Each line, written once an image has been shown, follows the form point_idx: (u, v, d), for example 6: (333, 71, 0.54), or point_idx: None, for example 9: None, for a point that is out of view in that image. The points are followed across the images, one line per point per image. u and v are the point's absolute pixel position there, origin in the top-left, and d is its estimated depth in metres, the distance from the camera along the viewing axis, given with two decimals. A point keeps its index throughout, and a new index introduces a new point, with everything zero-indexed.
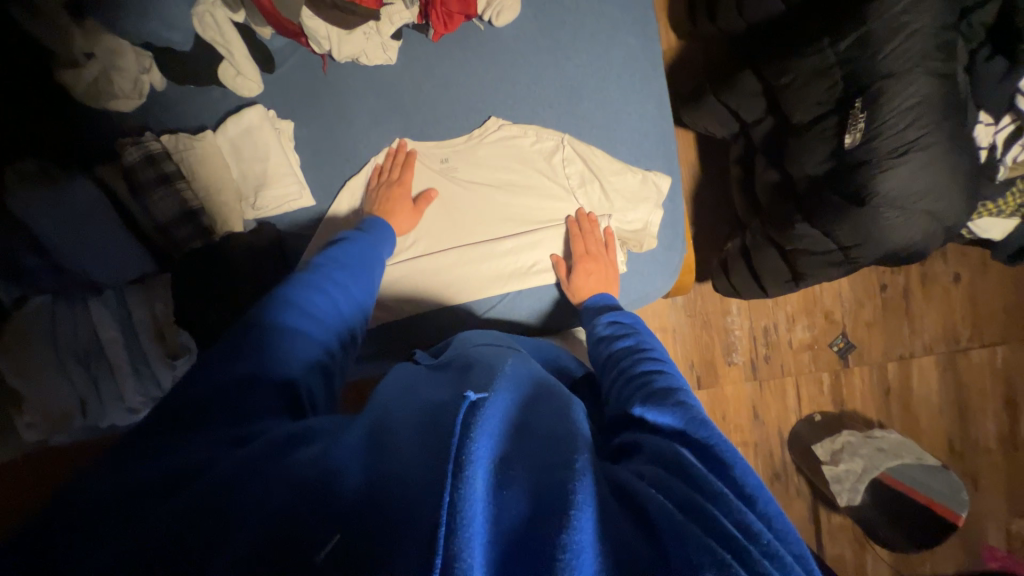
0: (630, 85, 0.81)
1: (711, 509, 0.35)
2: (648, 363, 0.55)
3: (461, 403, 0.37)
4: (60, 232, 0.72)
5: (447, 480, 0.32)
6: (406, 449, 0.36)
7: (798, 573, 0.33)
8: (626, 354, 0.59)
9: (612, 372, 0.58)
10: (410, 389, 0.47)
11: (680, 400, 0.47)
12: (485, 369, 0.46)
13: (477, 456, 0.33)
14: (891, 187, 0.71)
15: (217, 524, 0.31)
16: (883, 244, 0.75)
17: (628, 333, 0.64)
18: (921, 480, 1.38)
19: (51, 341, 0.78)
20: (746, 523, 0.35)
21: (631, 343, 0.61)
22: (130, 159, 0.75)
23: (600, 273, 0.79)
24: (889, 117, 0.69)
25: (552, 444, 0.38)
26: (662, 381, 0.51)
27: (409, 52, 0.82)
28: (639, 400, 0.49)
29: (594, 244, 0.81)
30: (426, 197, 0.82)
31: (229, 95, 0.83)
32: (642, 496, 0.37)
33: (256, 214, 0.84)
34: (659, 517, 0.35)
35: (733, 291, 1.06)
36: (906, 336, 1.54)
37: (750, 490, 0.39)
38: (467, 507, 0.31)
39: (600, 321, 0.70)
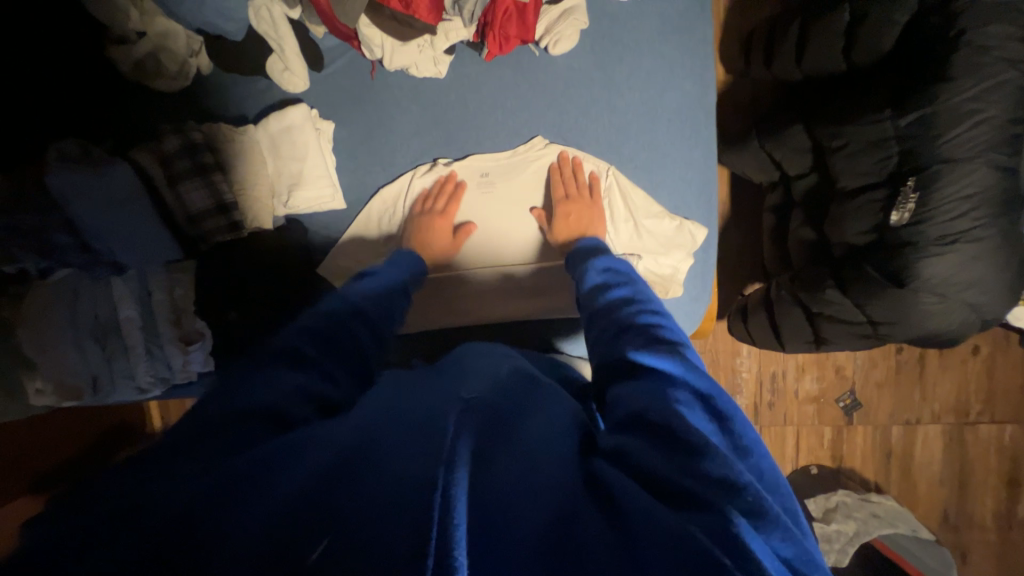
0: (679, 129, 0.79)
1: (697, 477, 0.34)
2: (641, 309, 0.54)
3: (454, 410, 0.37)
4: None
5: (434, 479, 0.32)
6: (399, 444, 0.36)
7: (780, 520, 0.32)
8: (618, 299, 0.57)
9: (604, 316, 0.56)
10: (393, 385, 0.47)
11: (679, 350, 0.47)
12: (481, 374, 0.46)
13: (464, 454, 0.33)
14: (933, 273, 0.69)
15: (225, 524, 0.30)
16: (915, 327, 0.74)
17: (622, 280, 0.62)
18: (912, 550, 1.33)
19: (71, 316, 0.78)
20: (733, 479, 0.33)
21: (625, 292, 0.59)
22: (169, 146, 0.74)
23: (580, 211, 0.79)
24: (942, 204, 0.68)
25: (544, 449, 0.37)
26: (660, 330, 0.50)
27: (458, 68, 0.80)
28: (637, 347, 0.48)
29: (575, 185, 0.80)
30: (466, 230, 0.83)
31: (273, 89, 0.82)
32: (621, 488, 0.34)
33: (286, 211, 0.83)
34: (631, 504, 0.33)
35: (750, 341, 1.05)
36: (915, 402, 1.52)
37: (745, 444, 0.39)
38: (458, 506, 0.31)
39: (593, 266, 0.66)
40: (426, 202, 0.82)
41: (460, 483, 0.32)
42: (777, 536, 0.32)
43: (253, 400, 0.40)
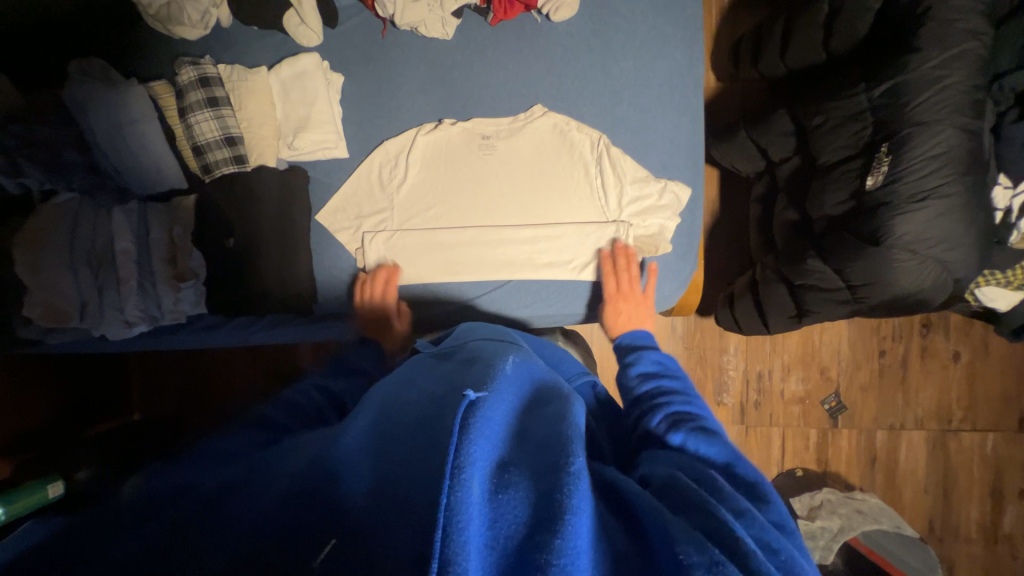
0: (669, 98, 0.85)
1: (717, 514, 0.38)
2: (684, 399, 0.59)
3: (461, 404, 0.38)
4: (107, 134, 0.75)
5: (444, 479, 0.33)
6: (402, 451, 0.39)
7: None
8: (663, 385, 0.62)
9: (649, 401, 0.60)
10: (413, 380, 0.50)
11: (724, 440, 0.53)
12: (483, 368, 0.46)
13: (473, 458, 0.35)
14: (906, 231, 0.73)
15: (231, 530, 0.35)
16: (891, 286, 0.77)
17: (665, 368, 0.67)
18: (893, 551, 1.34)
19: (66, 240, 0.78)
20: (768, 541, 0.38)
21: (669, 377, 0.64)
22: (184, 78, 0.79)
23: (631, 309, 0.80)
24: (913, 164, 0.72)
25: (545, 452, 0.38)
26: (705, 420, 0.56)
27: (466, 33, 0.86)
28: (685, 430, 0.52)
29: (631, 284, 0.83)
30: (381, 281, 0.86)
31: (288, 42, 0.87)
32: (639, 504, 0.39)
33: (290, 154, 0.86)
34: (653, 525, 0.37)
35: (734, 325, 1.07)
36: (898, 407, 1.53)
37: (781, 520, 0.43)
38: (464, 507, 0.32)
39: (637, 349, 0.70)
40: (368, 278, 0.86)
41: (466, 489, 0.33)
42: None
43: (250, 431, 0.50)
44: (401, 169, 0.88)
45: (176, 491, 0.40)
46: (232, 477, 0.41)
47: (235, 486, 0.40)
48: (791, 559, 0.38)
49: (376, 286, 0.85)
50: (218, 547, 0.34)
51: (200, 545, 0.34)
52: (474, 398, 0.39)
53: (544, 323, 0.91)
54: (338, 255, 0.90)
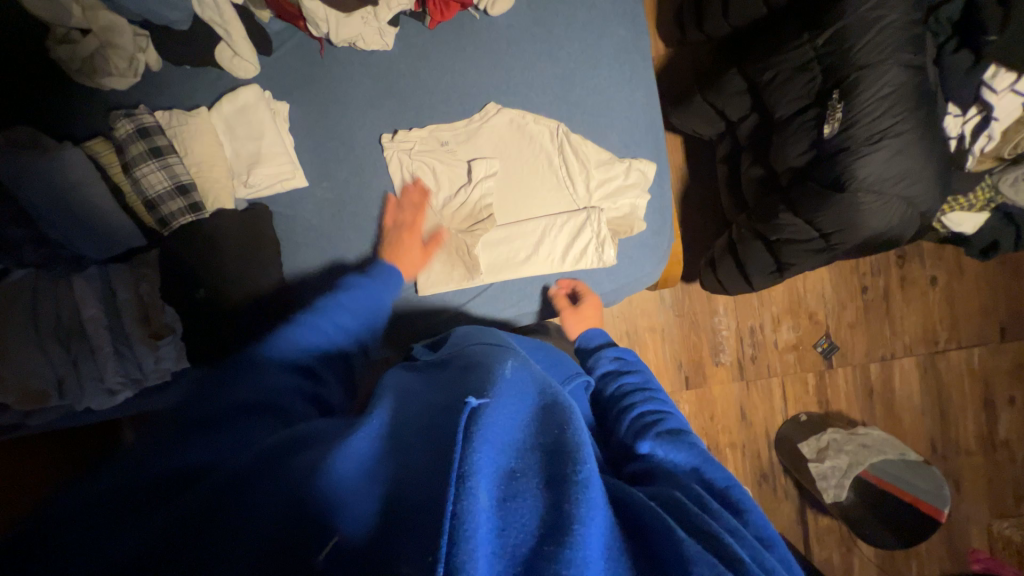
0: (620, 75, 0.84)
1: (721, 537, 0.38)
2: (652, 403, 0.61)
3: (464, 411, 0.37)
4: (50, 204, 0.72)
5: (450, 487, 0.32)
6: (411, 460, 0.38)
7: None
8: (629, 391, 0.64)
9: (617, 408, 0.62)
10: (412, 387, 0.48)
11: (692, 443, 0.54)
12: (483, 373, 0.44)
13: (479, 464, 0.34)
14: (868, 173, 0.74)
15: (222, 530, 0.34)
16: (861, 229, 0.78)
17: (631, 370, 0.69)
18: (902, 477, 1.40)
19: (29, 319, 0.75)
20: (761, 560, 0.39)
21: (636, 380, 0.66)
22: (122, 132, 0.76)
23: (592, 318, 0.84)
24: (865, 107, 0.73)
25: (554, 458, 0.37)
26: (672, 423, 0.57)
27: (406, 41, 0.84)
28: (653, 437, 0.54)
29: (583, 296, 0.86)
30: (436, 238, 0.84)
31: (225, 77, 0.83)
32: (648, 519, 0.39)
33: (248, 193, 0.83)
34: (665, 540, 0.37)
35: (720, 288, 1.09)
36: (887, 338, 1.57)
37: (766, 536, 0.44)
38: (471, 514, 0.31)
39: (603, 353, 0.72)
40: (397, 202, 0.84)
41: (473, 499, 0.32)
42: None
43: (261, 406, 0.51)
44: (362, 189, 0.86)
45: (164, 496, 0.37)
46: (244, 460, 0.40)
47: (232, 480, 0.38)
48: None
49: (408, 208, 0.84)
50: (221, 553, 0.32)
51: (196, 557, 0.32)
52: (476, 405, 0.37)
53: (534, 318, 0.91)
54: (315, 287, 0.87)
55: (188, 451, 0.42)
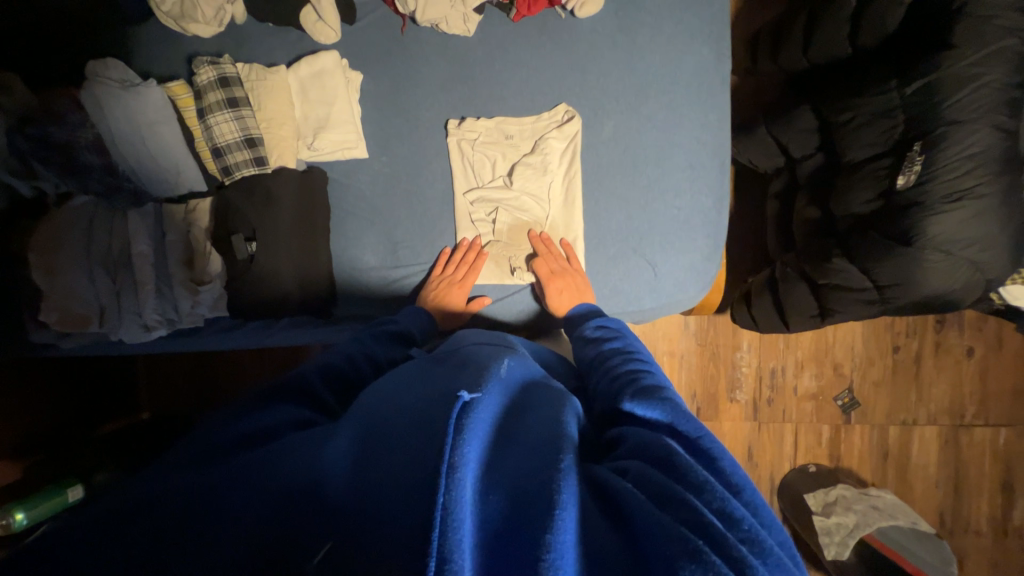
0: (696, 95, 0.83)
1: (688, 503, 0.37)
2: (632, 366, 0.60)
3: (455, 405, 0.39)
4: (127, 140, 0.75)
5: (439, 478, 0.34)
6: (396, 446, 0.39)
7: (776, 552, 0.36)
8: (610, 357, 0.63)
9: (598, 375, 0.61)
10: (413, 380, 0.49)
11: (666, 397, 0.52)
12: (474, 372, 0.46)
13: (466, 458, 0.36)
14: (939, 232, 0.72)
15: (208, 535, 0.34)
16: (919, 287, 0.76)
17: (613, 338, 0.68)
18: (909, 547, 1.35)
19: (84, 246, 0.78)
20: (730, 511, 0.38)
21: (611, 342, 0.67)
22: (203, 79, 0.78)
23: (571, 286, 0.81)
24: (946, 164, 0.71)
25: (537, 456, 0.39)
26: (649, 380, 0.55)
27: (487, 29, 0.84)
28: (627, 396, 0.53)
29: (557, 265, 0.83)
30: (477, 302, 0.87)
31: (305, 40, 0.85)
32: (626, 501, 0.38)
33: (309, 155, 0.84)
34: (639, 520, 0.36)
35: (753, 323, 1.07)
36: (912, 402, 1.53)
37: (737, 481, 0.42)
38: (457, 504, 0.33)
39: (586, 325, 0.73)
40: (450, 256, 0.86)
41: (460, 487, 0.34)
42: (774, 565, 0.35)
43: (256, 422, 0.45)
44: (419, 169, 0.86)
45: (168, 476, 0.38)
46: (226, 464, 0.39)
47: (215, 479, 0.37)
48: (756, 530, 0.37)
49: (457, 269, 0.85)
50: (236, 525, 0.34)
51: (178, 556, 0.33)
52: (468, 399, 0.40)
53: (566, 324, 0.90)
54: (358, 258, 0.88)
55: (193, 446, 0.43)
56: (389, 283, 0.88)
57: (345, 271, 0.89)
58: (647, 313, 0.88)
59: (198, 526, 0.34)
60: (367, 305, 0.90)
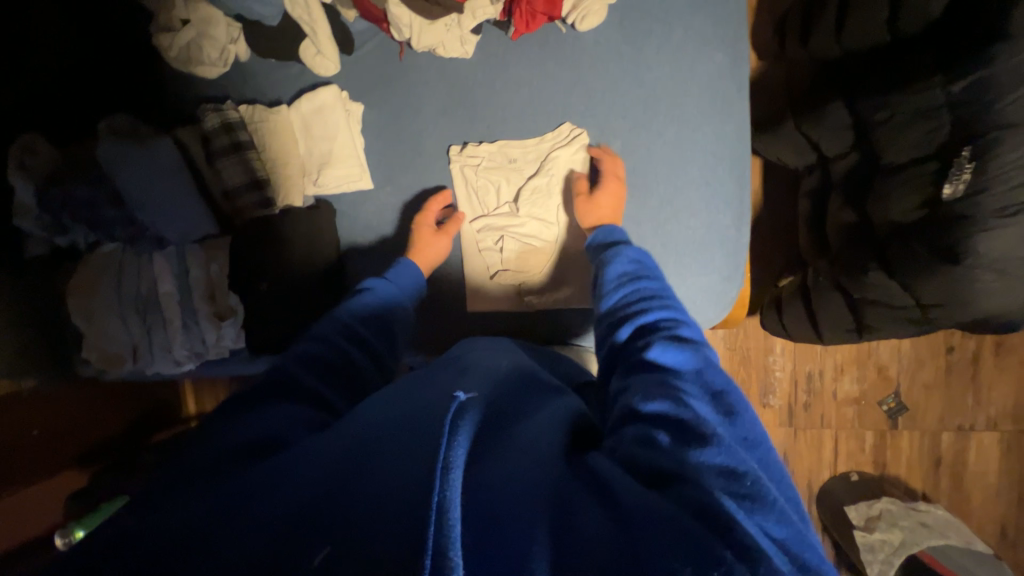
0: (710, 105, 0.78)
1: (691, 484, 0.38)
2: (666, 309, 0.58)
3: (450, 407, 0.40)
4: (140, 189, 0.77)
5: (434, 478, 0.35)
6: (394, 453, 0.38)
7: (778, 509, 0.38)
8: (644, 296, 0.61)
9: (627, 313, 0.60)
10: (410, 386, 0.49)
11: (698, 350, 0.52)
12: (473, 381, 0.48)
13: (459, 456, 0.36)
14: (992, 248, 0.65)
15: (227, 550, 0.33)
16: (968, 307, 0.70)
17: (648, 277, 0.65)
18: (963, 564, 1.27)
19: (114, 289, 0.82)
20: (736, 470, 0.40)
21: (643, 282, 0.64)
22: (209, 125, 0.80)
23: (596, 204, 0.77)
24: (1001, 172, 0.64)
25: (528, 453, 0.40)
26: (684, 329, 0.55)
27: (486, 49, 0.81)
28: (658, 343, 0.53)
29: (606, 198, 0.77)
30: (455, 219, 0.83)
31: (306, 73, 0.84)
32: (618, 486, 0.38)
33: (316, 190, 0.86)
34: (632, 507, 0.36)
35: (781, 331, 1.01)
36: (969, 407, 1.41)
37: (752, 437, 0.45)
38: (452, 502, 0.33)
39: (621, 252, 0.69)
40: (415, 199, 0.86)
41: (454, 487, 0.34)
42: (774, 520, 0.37)
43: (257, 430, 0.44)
44: (424, 196, 0.86)
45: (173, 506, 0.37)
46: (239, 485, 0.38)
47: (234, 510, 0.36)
48: (760, 486, 0.39)
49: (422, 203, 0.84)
50: (243, 541, 0.33)
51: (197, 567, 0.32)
52: (463, 401, 0.42)
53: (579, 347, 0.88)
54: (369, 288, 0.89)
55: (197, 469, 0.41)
56: None
57: None
58: None
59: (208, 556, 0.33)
60: None
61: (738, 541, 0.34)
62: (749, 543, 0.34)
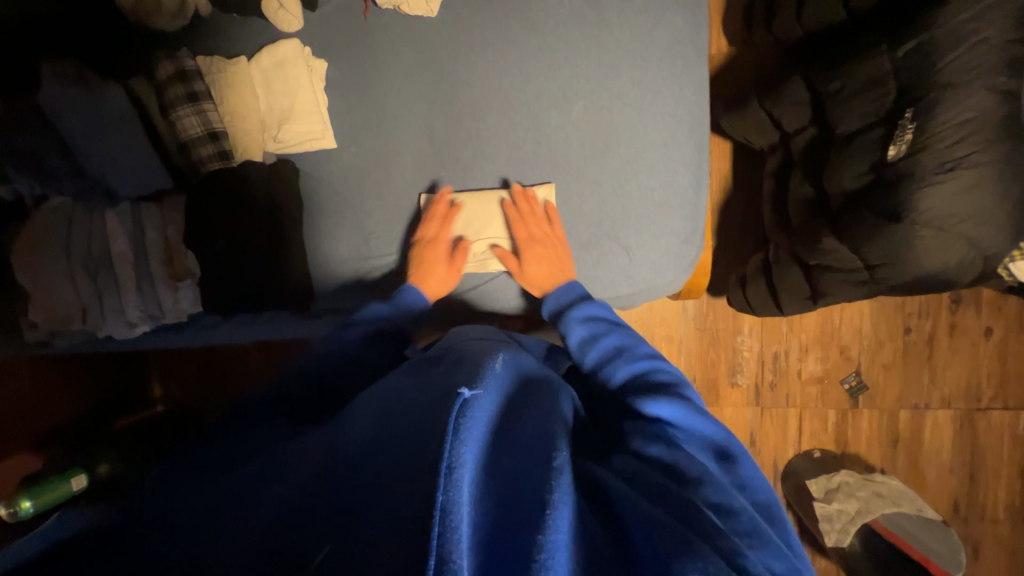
0: (671, 69, 0.79)
1: (688, 500, 0.43)
2: (638, 361, 0.62)
3: (456, 402, 0.41)
4: (90, 140, 0.76)
5: (439, 479, 0.35)
6: (376, 461, 0.41)
7: (770, 543, 0.42)
8: (611, 357, 0.64)
9: (604, 373, 0.63)
10: (403, 385, 0.51)
11: (680, 395, 0.56)
12: (470, 368, 0.47)
13: (464, 460, 0.37)
14: (930, 206, 0.68)
15: (237, 529, 0.39)
16: (913, 267, 0.73)
17: (606, 327, 0.68)
18: (916, 534, 1.31)
19: (61, 247, 0.78)
20: (732, 506, 0.44)
21: (609, 341, 0.66)
22: (163, 74, 0.78)
23: (543, 257, 0.79)
24: (940, 130, 0.67)
25: (531, 451, 0.41)
26: (659, 379, 0.59)
27: (451, 10, 0.81)
28: (645, 397, 0.56)
29: (540, 229, 0.80)
30: (461, 248, 0.83)
31: (267, 29, 0.83)
32: (616, 499, 0.43)
33: (276, 147, 0.84)
34: (629, 519, 0.40)
35: (746, 307, 1.02)
36: (924, 387, 1.46)
37: (746, 477, 0.50)
38: (458, 506, 0.34)
39: (574, 316, 0.71)
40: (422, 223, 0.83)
41: (460, 492, 0.35)
42: (766, 552, 0.41)
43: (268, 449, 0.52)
44: (388, 158, 0.85)
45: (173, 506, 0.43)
46: (241, 483, 0.45)
47: (241, 495, 0.43)
48: (753, 521, 0.43)
49: (432, 228, 0.82)
50: (251, 523, 0.39)
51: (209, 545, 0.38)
52: (469, 397, 0.41)
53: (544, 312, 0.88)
54: (332, 251, 0.88)
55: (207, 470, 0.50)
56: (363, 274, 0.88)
57: (320, 266, 0.89)
58: (628, 299, 0.85)
59: (218, 530, 0.39)
60: (342, 296, 0.89)
61: (730, 554, 0.38)
62: (738, 557, 0.38)
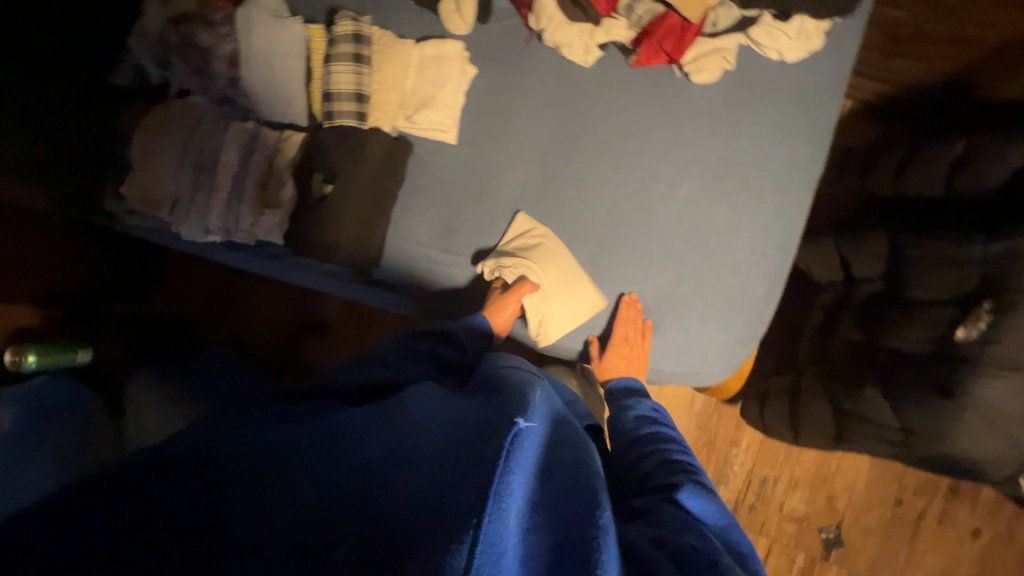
0: (778, 186, 0.85)
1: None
2: (685, 455, 0.64)
3: (509, 430, 0.38)
4: (257, 61, 0.83)
5: (486, 503, 0.33)
6: (406, 475, 0.39)
7: None
8: (663, 440, 0.67)
9: (648, 448, 0.66)
10: (429, 408, 0.51)
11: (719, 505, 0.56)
12: (513, 398, 0.45)
13: (512, 490, 0.34)
14: (985, 395, 0.73)
15: (266, 506, 0.38)
16: (950, 444, 0.76)
17: (667, 424, 0.72)
18: None
19: (183, 138, 0.84)
20: None
21: (665, 431, 0.70)
22: (340, 30, 0.84)
23: (631, 360, 0.84)
24: (1013, 330, 0.71)
25: (569, 499, 0.39)
26: (702, 478, 0.60)
27: (603, 66, 0.88)
28: (685, 482, 0.57)
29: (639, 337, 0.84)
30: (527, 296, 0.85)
31: (436, 23, 0.90)
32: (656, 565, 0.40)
33: (404, 126, 0.89)
34: None
35: (758, 422, 1.07)
36: (898, 564, 1.44)
37: None
38: (500, 539, 0.32)
39: (643, 400, 0.76)
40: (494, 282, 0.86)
41: (505, 524, 0.33)
42: None
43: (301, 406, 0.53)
44: (496, 169, 0.89)
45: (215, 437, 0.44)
46: (271, 445, 0.45)
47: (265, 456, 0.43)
48: None
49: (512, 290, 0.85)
50: (275, 507, 0.38)
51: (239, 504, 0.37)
52: (523, 429, 0.38)
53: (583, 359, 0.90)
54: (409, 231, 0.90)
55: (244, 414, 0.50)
56: (429, 263, 0.90)
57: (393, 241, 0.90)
58: (662, 374, 0.89)
59: (249, 491, 0.39)
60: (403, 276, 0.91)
61: None
62: None
